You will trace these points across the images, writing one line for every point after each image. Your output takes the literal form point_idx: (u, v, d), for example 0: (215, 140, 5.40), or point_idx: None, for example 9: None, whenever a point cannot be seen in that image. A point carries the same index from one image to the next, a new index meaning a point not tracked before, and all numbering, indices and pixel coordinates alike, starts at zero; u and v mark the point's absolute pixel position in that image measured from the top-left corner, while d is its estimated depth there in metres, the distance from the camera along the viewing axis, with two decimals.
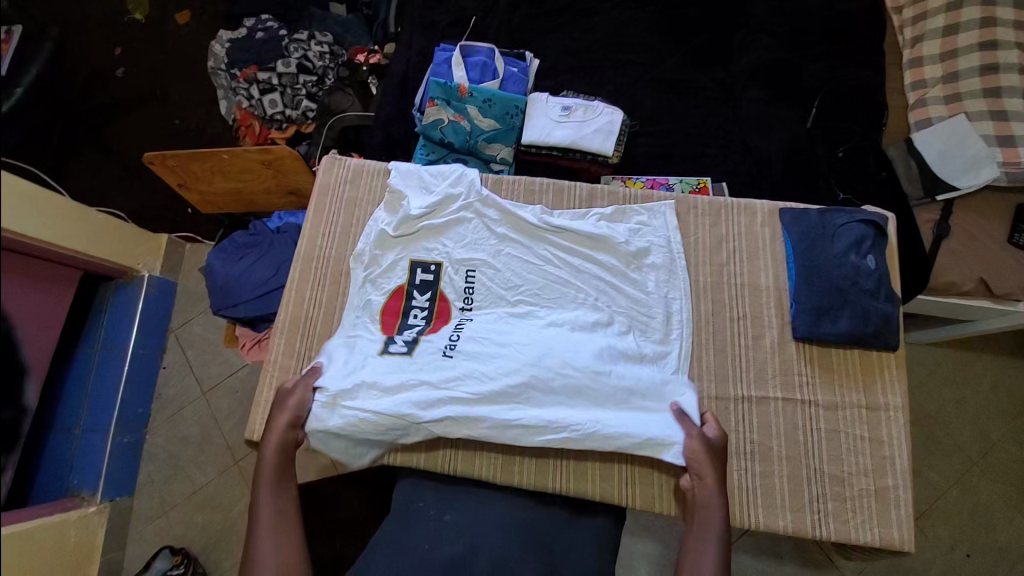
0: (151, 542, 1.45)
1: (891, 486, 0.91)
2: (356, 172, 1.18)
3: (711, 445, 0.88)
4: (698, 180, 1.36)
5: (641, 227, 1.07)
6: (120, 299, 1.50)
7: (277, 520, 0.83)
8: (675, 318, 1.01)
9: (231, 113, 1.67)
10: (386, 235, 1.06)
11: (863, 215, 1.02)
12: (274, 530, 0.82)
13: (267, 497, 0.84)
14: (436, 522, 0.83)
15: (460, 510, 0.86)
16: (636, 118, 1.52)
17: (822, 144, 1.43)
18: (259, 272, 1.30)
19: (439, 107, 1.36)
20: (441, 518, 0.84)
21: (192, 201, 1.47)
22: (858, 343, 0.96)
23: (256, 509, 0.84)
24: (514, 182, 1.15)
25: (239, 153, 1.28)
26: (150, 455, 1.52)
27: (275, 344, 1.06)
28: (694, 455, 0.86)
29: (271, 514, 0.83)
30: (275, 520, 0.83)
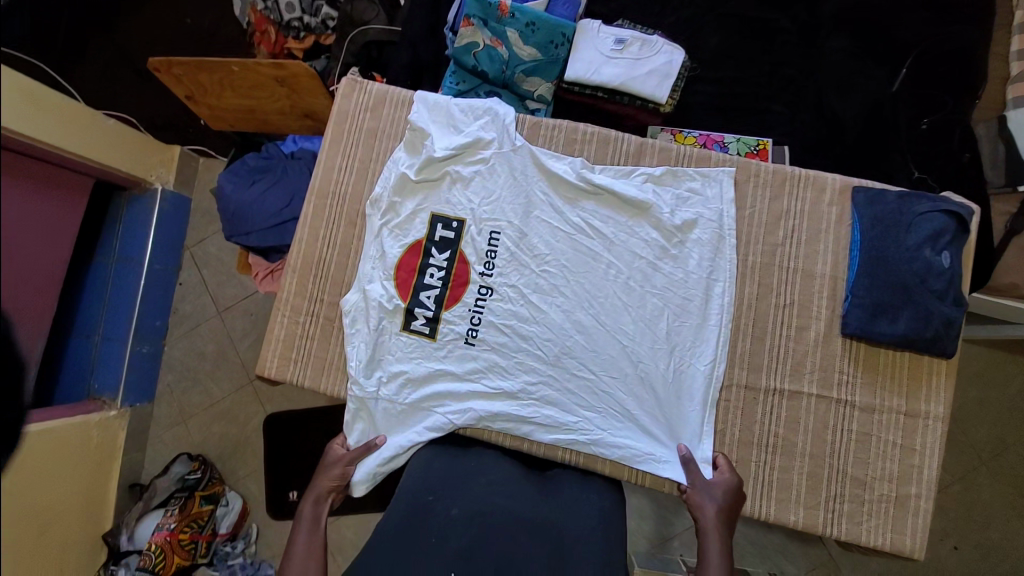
0: (170, 446, 1.52)
1: (912, 495, 0.88)
2: (376, 101, 1.05)
3: (720, 499, 0.85)
4: (758, 140, 1.21)
5: (691, 196, 0.96)
6: (134, 210, 1.44)
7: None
8: (715, 301, 0.92)
9: (245, 14, 1.49)
10: (407, 178, 0.97)
11: (949, 204, 0.89)
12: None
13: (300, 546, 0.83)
14: (443, 519, 0.77)
15: (468, 503, 0.79)
16: (697, 59, 1.33)
17: (906, 111, 1.25)
18: (272, 202, 1.22)
19: (475, 27, 1.19)
20: (448, 513, 0.77)
21: (203, 116, 1.37)
22: (911, 347, 0.88)
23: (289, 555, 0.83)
24: (553, 127, 1.02)
25: (250, 66, 1.15)
26: (168, 365, 1.55)
27: (287, 282, 1.01)
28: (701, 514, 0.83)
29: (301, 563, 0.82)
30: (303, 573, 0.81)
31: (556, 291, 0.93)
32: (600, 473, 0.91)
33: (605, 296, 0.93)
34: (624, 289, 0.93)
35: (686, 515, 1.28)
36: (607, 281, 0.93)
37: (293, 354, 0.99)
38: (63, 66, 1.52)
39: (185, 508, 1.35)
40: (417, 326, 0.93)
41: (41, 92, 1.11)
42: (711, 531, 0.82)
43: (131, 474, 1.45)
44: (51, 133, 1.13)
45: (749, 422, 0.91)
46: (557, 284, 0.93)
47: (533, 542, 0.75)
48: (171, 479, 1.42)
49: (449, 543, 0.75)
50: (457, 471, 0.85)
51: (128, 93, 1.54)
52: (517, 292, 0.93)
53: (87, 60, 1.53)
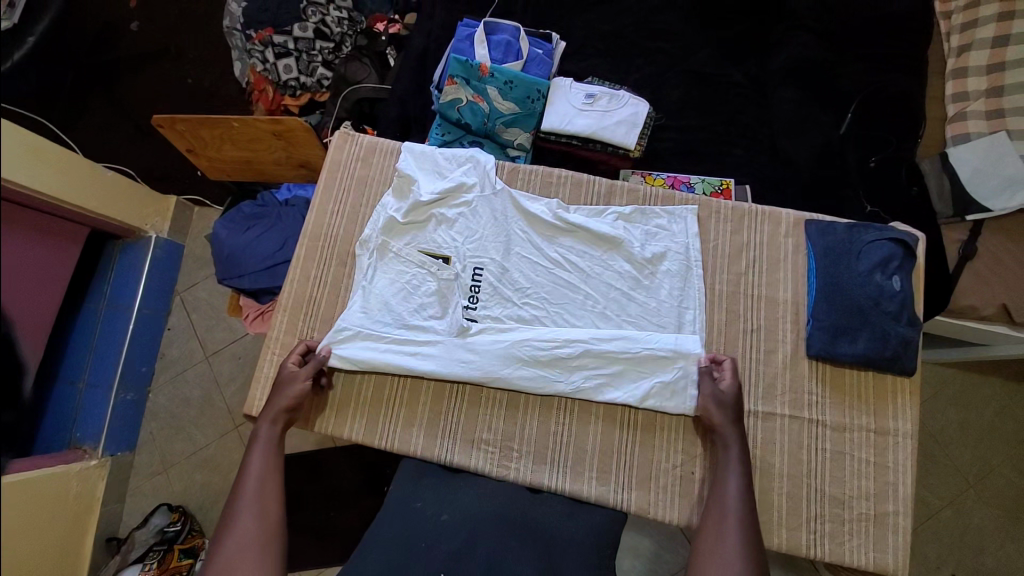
0: (150, 497, 1.47)
1: (890, 512, 0.90)
2: (367, 150, 1.14)
3: (725, 402, 0.89)
4: (721, 180, 1.31)
5: (659, 232, 1.04)
6: (128, 256, 1.49)
7: (269, 489, 0.84)
8: (688, 326, 0.98)
9: (245, 76, 1.62)
10: (394, 222, 1.03)
11: (895, 232, 0.97)
12: (262, 500, 0.83)
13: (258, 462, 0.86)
14: (433, 523, 0.81)
15: (458, 509, 0.83)
16: (662, 110, 1.46)
17: (855, 151, 1.37)
18: (265, 245, 1.27)
19: (458, 85, 1.31)
20: (437, 517, 0.82)
21: (202, 167, 1.45)
22: (872, 366, 0.94)
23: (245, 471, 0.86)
24: (531, 172, 1.11)
25: (249, 122, 1.24)
26: (152, 413, 1.53)
27: (278, 321, 1.05)
28: (714, 419, 0.88)
29: (258, 474, 0.85)
30: (262, 483, 0.85)
31: (538, 321, 0.99)
32: (588, 499, 0.93)
33: (583, 324, 0.98)
34: (601, 317, 0.99)
35: (679, 550, 1.27)
36: (585, 311, 0.99)
37: None
38: (67, 125, 1.60)
39: (163, 562, 1.31)
40: (405, 353, 0.97)
41: (47, 150, 1.18)
42: (725, 428, 0.87)
43: (108, 528, 1.41)
44: (53, 186, 1.19)
45: None
46: (538, 315, 0.99)
47: (523, 541, 0.79)
48: (149, 532, 1.38)
49: (443, 543, 0.76)
50: (445, 492, 0.89)
51: (128, 149, 1.63)
52: (500, 323, 0.99)
53: (92, 120, 1.62)
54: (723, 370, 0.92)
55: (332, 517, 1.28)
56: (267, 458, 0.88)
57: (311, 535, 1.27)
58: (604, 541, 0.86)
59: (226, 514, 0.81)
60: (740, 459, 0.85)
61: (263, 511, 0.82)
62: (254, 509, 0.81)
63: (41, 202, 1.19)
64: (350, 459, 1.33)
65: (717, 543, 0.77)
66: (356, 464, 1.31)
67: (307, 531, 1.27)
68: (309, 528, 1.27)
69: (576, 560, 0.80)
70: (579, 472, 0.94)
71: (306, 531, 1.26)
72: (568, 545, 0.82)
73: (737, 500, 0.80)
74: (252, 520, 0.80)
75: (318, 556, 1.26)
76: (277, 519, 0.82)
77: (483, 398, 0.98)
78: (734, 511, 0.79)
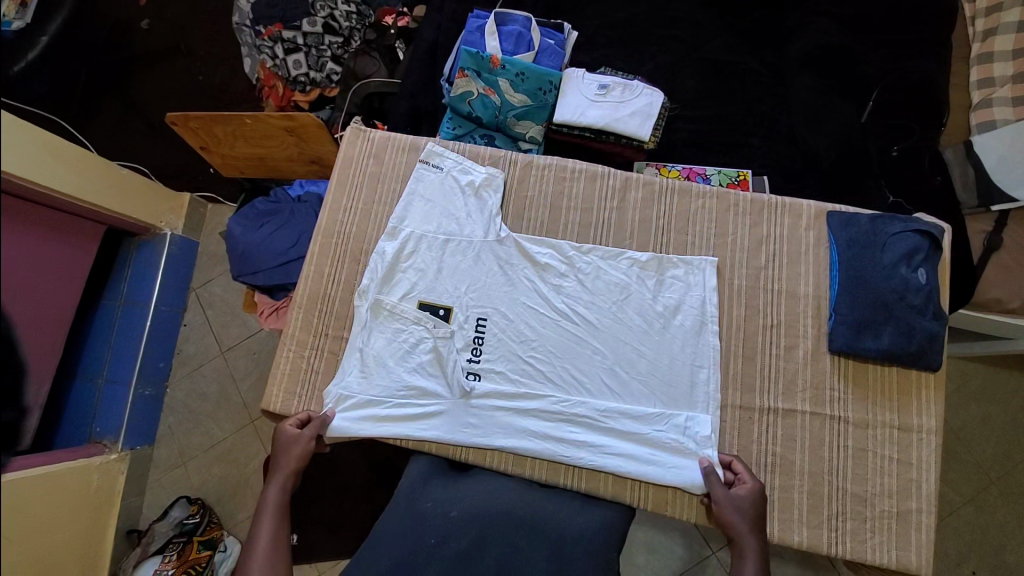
0: (169, 490, 1.50)
1: (914, 510, 0.88)
2: (379, 148, 1.13)
3: (744, 509, 0.85)
4: (738, 172, 1.29)
5: (674, 283, 0.99)
6: (144, 254, 1.50)
7: (275, 554, 0.83)
8: (701, 387, 0.94)
9: (255, 72, 1.62)
10: (391, 271, 1.01)
11: (921, 224, 0.94)
12: (269, 567, 0.82)
13: (264, 532, 0.85)
14: (442, 520, 0.80)
15: (467, 505, 0.82)
16: (676, 100, 1.43)
17: (876, 140, 1.33)
18: (278, 242, 1.27)
19: (469, 78, 1.29)
20: (448, 514, 0.80)
21: (215, 165, 1.45)
22: (898, 361, 0.92)
23: (252, 542, 0.84)
24: (545, 166, 1.09)
25: (262, 119, 1.24)
26: (170, 408, 1.56)
27: (294, 317, 1.05)
28: (734, 528, 0.83)
29: (266, 543, 0.84)
30: (268, 557, 0.82)
31: (543, 376, 0.97)
32: (603, 496, 0.92)
33: (590, 382, 0.96)
34: (610, 374, 0.96)
35: (694, 546, 1.26)
36: (593, 366, 0.96)
37: (297, 388, 1.01)
38: (80, 122, 1.61)
39: (183, 554, 1.34)
40: (409, 410, 0.95)
41: (60, 146, 1.18)
42: (744, 541, 0.82)
43: (128, 521, 1.43)
44: (65, 182, 1.20)
45: (747, 441, 0.93)
46: (544, 370, 0.97)
47: (533, 541, 0.78)
48: (169, 524, 1.41)
49: (453, 542, 0.77)
50: (454, 487, 0.88)
51: (142, 147, 1.64)
52: (504, 377, 0.97)
53: (105, 118, 1.64)
54: (740, 477, 0.88)
55: (347, 510, 1.29)
56: (274, 526, 0.86)
57: (327, 529, 1.28)
58: (612, 533, 0.85)
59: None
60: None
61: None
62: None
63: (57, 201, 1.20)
64: (364, 454, 1.33)
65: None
66: (371, 458, 1.32)
67: (321, 527, 1.29)
68: (324, 521, 1.29)
69: (587, 560, 0.78)
70: (596, 471, 0.93)
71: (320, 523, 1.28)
72: (578, 540, 0.80)
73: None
74: None
75: (333, 549, 1.27)
76: None
77: (487, 457, 0.95)
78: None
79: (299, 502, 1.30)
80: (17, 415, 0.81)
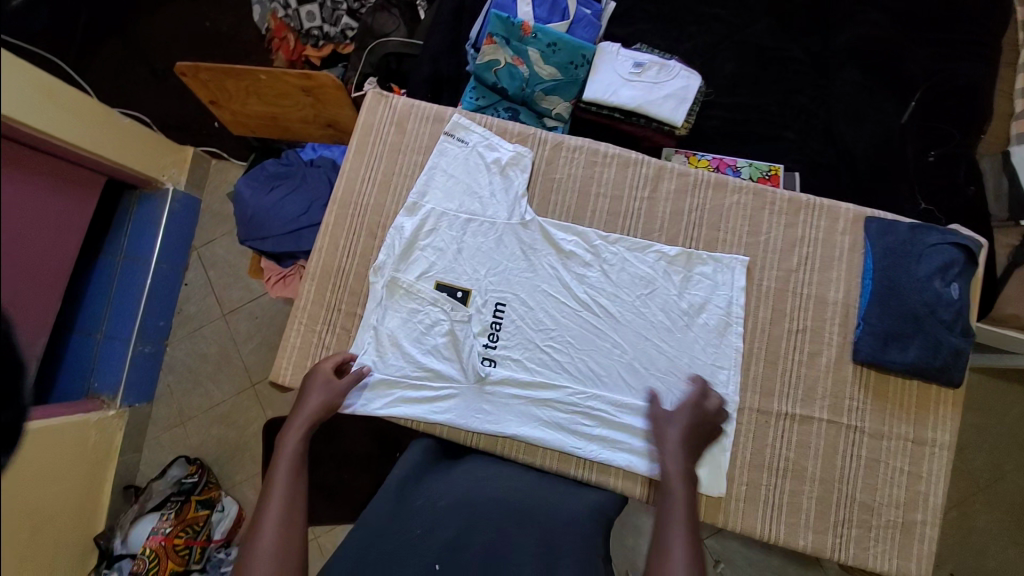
0: (168, 447, 1.50)
1: (918, 522, 0.89)
2: (402, 115, 1.07)
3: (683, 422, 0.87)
4: (770, 166, 1.23)
5: (702, 281, 0.97)
6: (144, 210, 1.45)
7: (291, 504, 0.80)
8: (720, 389, 0.93)
9: (264, 21, 1.52)
10: (410, 248, 0.98)
11: (959, 237, 0.92)
12: (284, 517, 0.78)
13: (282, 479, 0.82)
14: (430, 511, 0.78)
15: (456, 496, 0.80)
16: (711, 85, 1.36)
17: (913, 143, 1.27)
18: (289, 208, 1.23)
19: (497, 45, 1.22)
20: (435, 505, 0.79)
21: (223, 120, 1.39)
22: (921, 376, 0.90)
23: (267, 492, 0.81)
24: (576, 149, 1.04)
25: (277, 76, 1.17)
26: (169, 366, 1.54)
27: (306, 290, 1.01)
28: (663, 438, 0.86)
29: (283, 489, 0.81)
30: (284, 508, 0.79)
31: (560, 367, 0.95)
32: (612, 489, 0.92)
33: (607, 375, 0.94)
34: (629, 369, 0.94)
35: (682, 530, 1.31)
36: (611, 360, 0.95)
37: (309, 362, 0.99)
38: (80, 63, 1.52)
39: (180, 513, 1.34)
40: (422, 393, 0.94)
41: (62, 92, 1.11)
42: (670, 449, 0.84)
43: (126, 476, 1.44)
44: (68, 131, 1.14)
45: (761, 445, 0.92)
46: (562, 361, 0.95)
47: (522, 529, 0.76)
48: (167, 483, 1.41)
49: (440, 531, 0.75)
50: (461, 473, 0.87)
51: (145, 95, 1.56)
52: (521, 365, 0.95)
53: (106, 59, 1.54)
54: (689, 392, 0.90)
55: (347, 480, 1.30)
56: (292, 474, 0.83)
57: (326, 497, 1.29)
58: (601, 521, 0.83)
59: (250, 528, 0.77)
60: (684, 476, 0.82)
61: (285, 530, 0.77)
62: (275, 526, 0.77)
63: (59, 150, 1.15)
64: (367, 426, 1.33)
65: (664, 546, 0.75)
66: (376, 430, 1.31)
67: (322, 490, 1.29)
68: (325, 489, 1.30)
69: (576, 552, 0.76)
70: (607, 465, 0.92)
71: (321, 490, 1.29)
72: (567, 531, 0.78)
73: (683, 513, 0.78)
74: (272, 537, 0.76)
75: (333, 517, 1.29)
76: (298, 541, 0.77)
77: (499, 445, 0.95)
78: (678, 522, 0.77)
79: None
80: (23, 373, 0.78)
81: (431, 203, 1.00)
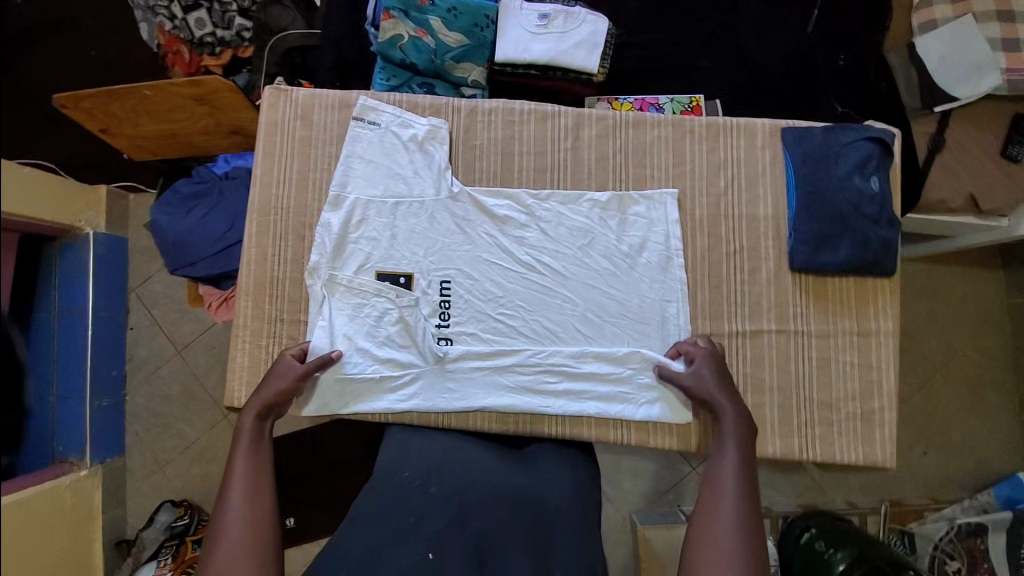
0: (151, 496, 1.45)
1: (876, 409, 0.94)
2: (306, 107, 1.01)
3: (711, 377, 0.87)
4: (690, 98, 1.23)
5: (637, 220, 0.97)
6: (68, 261, 1.32)
7: (257, 484, 0.81)
8: (672, 322, 0.95)
9: (152, 37, 1.38)
10: (342, 243, 0.94)
11: (871, 131, 0.94)
12: (251, 497, 0.80)
13: (244, 464, 0.82)
14: (421, 495, 0.78)
15: (447, 480, 0.80)
16: (622, 26, 1.34)
17: (823, 48, 1.28)
18: (213, 226, 1.17)
19: (397, 19, 1.16)
20: (426, 489, 0.78)
21: (120, 146, 1.30)
22: (856, 271, 0.94)
23: (231, 474, 0.81)
24: (491, 112, 1.01)
25: (163, 88, 1.09)
26: (133, 416, 1.47)
27: (242, 307, 0.97)
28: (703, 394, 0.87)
29: (247, 474, 0.81)
30: (250, 488, 0.80)
31: (515, 332, 0.95)
32: (587, 439, 0.93)
33: (562, 331, 0.95)
34: (582, 320, 0.95)
35: (669, 463, 1.37)
36: (564, 315, 0.95)
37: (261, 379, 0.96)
38: None
39: (179, 555, 1.31)
40: (382, 385, 0.92)
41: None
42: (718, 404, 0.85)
43: (114, 532, 1.39)
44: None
45: None
46: (516, 326, 0.95)
47: (512, 513, 0.77)
48: (157, 530, 1.36)
49: (432, 519, 0.76)
50: (434, 451, 0.87)
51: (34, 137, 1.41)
52: (477, 337, 0.95)
53: None
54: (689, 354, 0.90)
55: (338, 488, 1.28)
56: (253, 458, 0.83)
57: (320, 509, 1.28)
58: (588, 496, 0.84)
59: (218, 510, 0.78)
60: (737, 437, 0.84)
61: (254, 509, 0.79)
62: (244, 506, 0.78)
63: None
64: (347, 432, 1.30)
65: (712, 506, 0.78)
66: (356, 434, 1.29)
67: (316, 503, 1.28)
68: (318, 502, 1.28)
69: (568, 528, 0.77)
70: (578, 417, 0.93)
71: (315, 503, 1.28)
72: (557, 514, 0.78)
73: (733, 473, 0.80)
74: (242, 517, 0.77)
75: (330, 527, 1.28)
76: (269, 518, 0.79)
77: (471, 420, 0.94)
78: (730, 483, 0.80)
79: (288, 489, 1.28)
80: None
81: (354, 192, 0.96)
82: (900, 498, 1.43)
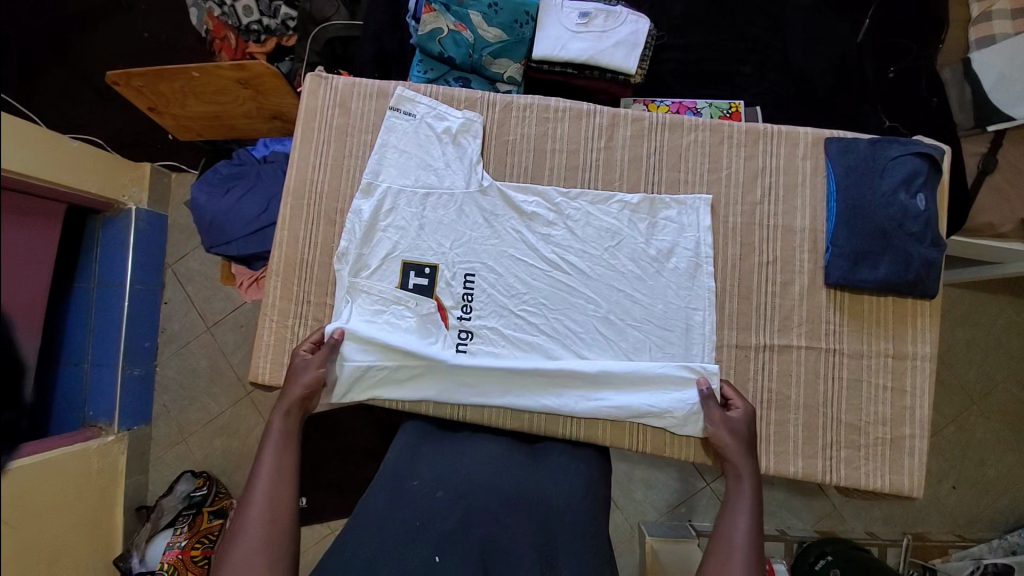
0: (173, 466, 1.50)
1: (907, 436, 0.91)
2: (344, 95, 1.03)
3: (736, 429, 0.86)
4: (730, 104, 1.21)
5: (667, 225, 0.96)
6: (110, 233, 1.39)
7: (278, 484, 0.79)
8: (697, 330, 0.93)
9: (202, 24, 1.43)
10: (371, 231, 0.96)
11: (921, 147, 0.90)
12: (272, 496, 0.77)
13: (269, 461, 0.81)
14: (428, 501, 0.75)
15: (455, 484, 0.77)
16: (664, 28, 1.32)
17: (872, 61, 1.24)
18: (248, 208, 1.20)
19: (438, 13, 1.17)
20: (433, 494, 0.76)
21: (168, 127, 1.36)
22: (894, 290, 0.90)
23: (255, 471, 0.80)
24: (525, 109, 1.01)
25: (211, 70, 1.13)
26: (162, 387, 1.52)
27: (271, 287, 1.00)
28: (722, 445, 0.85)
29: (268, 480, 0.79)
30: (270, 487, 0.78)
31: (537, 330, 0.95)
32: (602, 444, 0.93)
33: (584, 331, 0.94)
34: (604, 322, 0.94)
35: (686, 476, 1.35)
36: (587, 316, 0.94)
37: (284, 358, 0.98)
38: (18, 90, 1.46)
39: (194, 524, 1.34)
40: (401, 375, 0.93)
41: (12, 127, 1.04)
42: (728, 451, 0.84)
43: (136, 498, 1.44)
44: (24, 166, 1.08)
45: (742, 379, 0.93)
46: (537, 323, 0.95)
47: (520, 518, 0.74)
48: (177, 498, 1.40)
49: (438, 521, 0.73)
50: (446, 447, 0.87)
51: (88, 115, 1.47)
52: (497, 333, 0.95)
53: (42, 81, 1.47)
54: (732, 400, 0.89)
55: (353, 472, 1.30)
56: (279, 455, 0.82)
57: (334, 491, 1.31)
58: (597, 498, 0.82)
59: (239, 509, 0.77)
60: (751, 496, 0.82)
61: (274, 509, 0.77)
62: (264, 505, 0.76)
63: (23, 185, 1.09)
64: (365, 418, 1.32)
65: (722, 571, 0.74)
66: (373, 421, 1.31)
67: (330, 484, 1.31)
68: (331, 484, 1.30)
69: (576, 530, 0.75)
70: (594, 420, 0.93)
71: (331, 484, 1.31)
72: (567, 511, 0.77)
73: (745, 538, 0.76)
74: (261, 516, 0.75)
75: (342, 509, 1.31)
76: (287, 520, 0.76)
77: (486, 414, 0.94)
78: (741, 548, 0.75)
79: (304, 469, 1.30)
80: (25, 401, 0.79)
81: (387, 181, 0.98)
82: (924, 532, 1.37)
